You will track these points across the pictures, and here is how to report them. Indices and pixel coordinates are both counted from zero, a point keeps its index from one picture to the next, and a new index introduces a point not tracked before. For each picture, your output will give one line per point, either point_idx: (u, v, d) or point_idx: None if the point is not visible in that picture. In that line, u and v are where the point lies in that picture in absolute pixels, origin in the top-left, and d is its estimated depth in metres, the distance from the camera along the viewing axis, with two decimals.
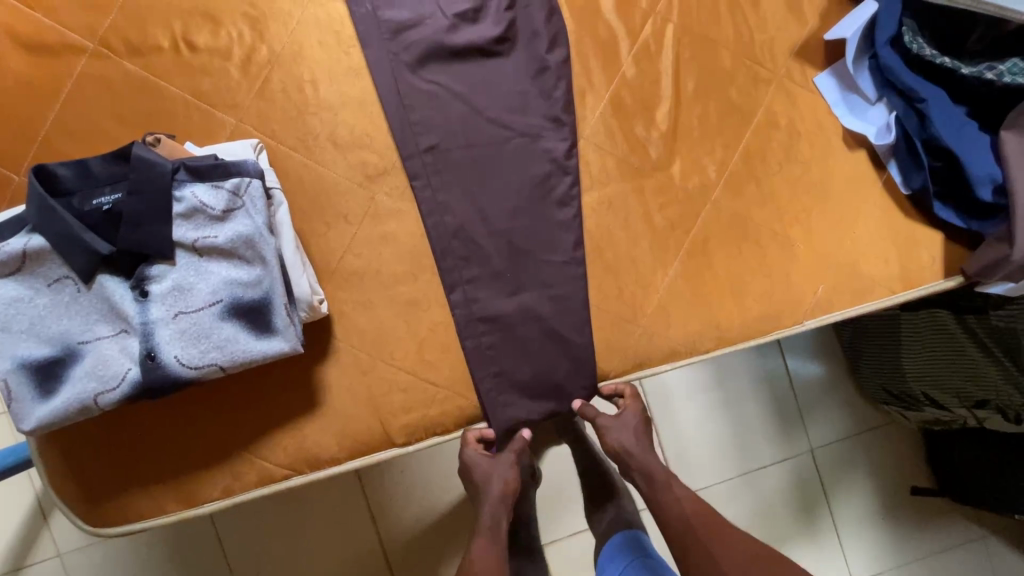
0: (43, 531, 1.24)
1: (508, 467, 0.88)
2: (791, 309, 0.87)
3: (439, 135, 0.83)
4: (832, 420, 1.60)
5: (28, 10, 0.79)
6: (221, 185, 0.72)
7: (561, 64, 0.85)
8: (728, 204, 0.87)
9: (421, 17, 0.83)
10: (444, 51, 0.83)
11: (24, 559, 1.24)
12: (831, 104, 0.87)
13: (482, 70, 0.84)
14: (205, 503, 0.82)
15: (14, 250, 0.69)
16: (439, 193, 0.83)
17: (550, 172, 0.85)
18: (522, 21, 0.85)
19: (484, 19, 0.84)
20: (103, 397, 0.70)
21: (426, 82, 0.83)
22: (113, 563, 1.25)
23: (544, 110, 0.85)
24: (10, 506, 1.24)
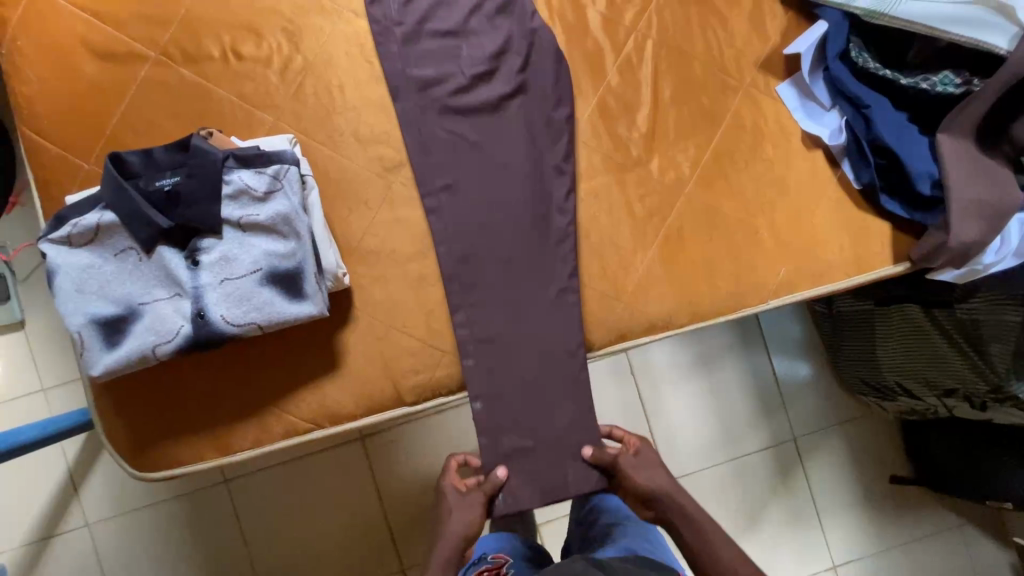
0: (76, 497, 1.36)
1: (470, 510, 0.94)
2: (756, 290, 0.99)
3: (453, 175, 0.96)
4: (813, 410, 1.70)
5: (99, 24, 0.93)
6: (264, 171, 0.85)
7: (563, 120, 0.97)
8: (700, 196, 0.99)
9: (436, 41, 0.97)
10: (456, 104, 0.96)
11: (60, 521, 1.35)
12: (791, 110, 0.99)
13: (493, 123, 0.97)
14: (241, 451, 0.94)
15: (89, 224, 0.82)
16: (449, 222, 0.95)
17: (550, 207, 0.97)
18: (529, 89, 0.98)
19: (499, 84, 0.97)
20: (160, 349, 0.82)
21: (441, 130, 0.96)
22: (143, 527, 1.37)
23: (541, 115, 0.97)
24: (48, 473, 1.35)
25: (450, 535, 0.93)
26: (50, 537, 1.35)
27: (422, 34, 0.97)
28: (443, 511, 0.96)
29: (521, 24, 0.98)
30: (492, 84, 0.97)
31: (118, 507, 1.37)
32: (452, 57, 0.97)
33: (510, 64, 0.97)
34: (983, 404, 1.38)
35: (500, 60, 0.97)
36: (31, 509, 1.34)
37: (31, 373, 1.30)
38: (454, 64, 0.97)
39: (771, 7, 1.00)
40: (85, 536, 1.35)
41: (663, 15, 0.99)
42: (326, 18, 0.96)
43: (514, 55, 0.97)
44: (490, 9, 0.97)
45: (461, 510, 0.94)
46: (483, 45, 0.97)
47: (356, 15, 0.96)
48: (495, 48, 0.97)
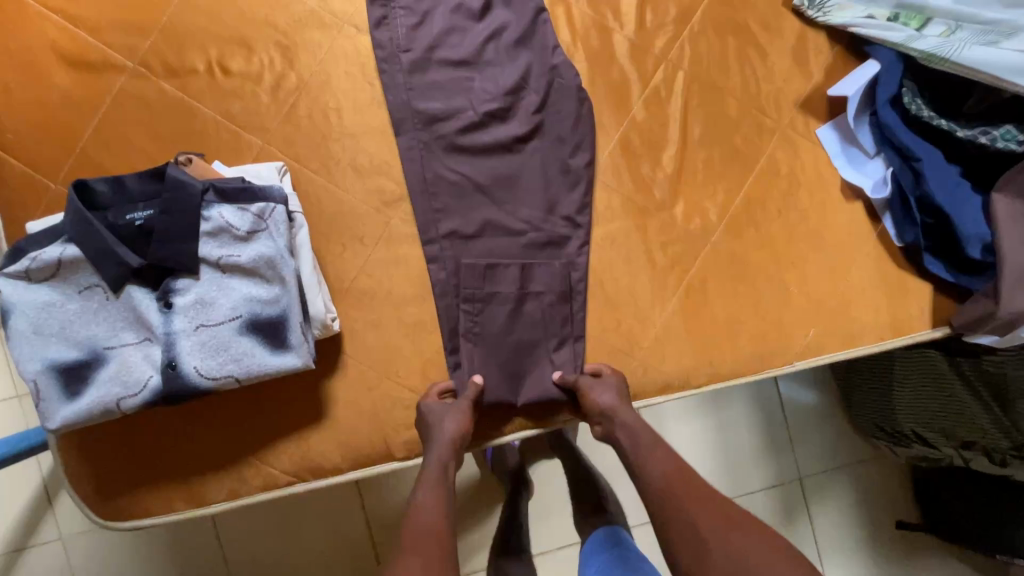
0: (50, 510, 1.21)
1: (462, 411, 0.81)
2: (783, 350, 0.90)
3: (455, 218, 0.87)
4: (825, 453, 1.50)
5: (73, 29, 0.84)
6: (247, 208, 0.76)
7: (580, 168, 0.89)
8: (727, 245, 0.90)
9: (446, 64, 0.88)
10: (461, 139, 0.87)
11: (30, 537, 1.20)
12: (832, 155, 0.91)
13: (505, 166, 0.88)
14: (215, 503, 0.85)
15: (50, 259, 0.73)
16: (449, 271, 0.87)
17: (560, 260, 0.88)
18: (542, 133, 0.89)
19: (513, 123, 0.88)
20: (126, 402, 0.74)
21: (446, 170, 0.87)
22: (116, 552, 1.21)
23: (558, 153, 0.88)
24: (21, 484, 1.20)
25: (445, 442, 0.79)
26: (18, 553, 1.20)
27: (432, 66, 0.88)
28: (428, 431, 0.81)
29: (541, 50, 0.89)
30: (505, 124, 0.88)
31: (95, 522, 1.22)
32: (464, 91, 0.87)
33: (526, 103, 0.88)
34: (1004, 460, 1.21)
35: (515, 98, 0.88)
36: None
37: (5, 377, 1.16)
38: (463, 98, 0.87)
39: (816, 40, 0.91)
40: (58, 554, 1.21)
41: (696, 45, 0.90)
42: (325, 33, 0.86)
43: (530, 92, 0.88)
44: (509, 43, 0.88)
45: (448, 420, 0.80)
46: (498, 80, 0.88)
47: (358, 31, 0.87)
48: (509, 82, 0.88)
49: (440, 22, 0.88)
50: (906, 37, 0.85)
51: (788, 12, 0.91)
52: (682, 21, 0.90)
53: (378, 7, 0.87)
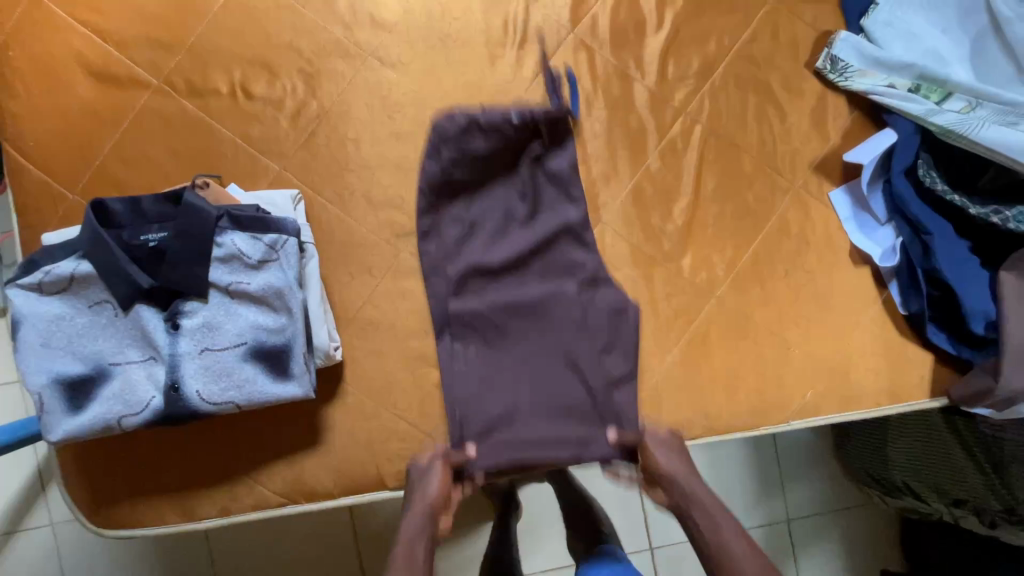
0: (43, 496, 1.22)
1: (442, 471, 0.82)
2: (780, 408, 0.90)
3: (476, 349, 0.89)
4: (821, 516, 1.44)
5: (101, 43, 0.85)
6: (260, 238, 0.77)
7: (609, 312, 0.90)
8: (731, 299, 0.91)
9: (484, 193, 0.91)
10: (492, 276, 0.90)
11: (20, 521, 1.22)
12: (843, 220, 0.91)
13: (531, 298, 0.89)
14: (207, 518, 0.86)
15: (63, 273, 0.74)
16: (463, 401, 0.87)
17: (584, 404, 0.88)
18: (570, 269, 0.90)
19: (543, 259, 0.90)
20: (127, 420, 0.75)
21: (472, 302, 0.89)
22: (104, 549, 1.22)
23: (582, 274, 0.90)
24: (18, 468, 1.22)
25: (417, 513, 0.78)
26: (7, 535, 1.21)
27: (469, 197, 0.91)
28: (411, 489, 0.82)
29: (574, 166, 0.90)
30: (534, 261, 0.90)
31: None
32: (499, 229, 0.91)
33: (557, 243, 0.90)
34: (992, 523, 1.16)
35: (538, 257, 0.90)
36: None
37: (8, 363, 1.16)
38: (495, 230, 0.90)
39: (836, 103, 0.91)
40: (47, 541, 1.22)
41: (716, 100, 0.91)
42: (349, 64, 0.87)
43: (561, 232, 0.90)
44: (545, 171, 0.90)
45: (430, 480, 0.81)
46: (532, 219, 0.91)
47: (382, 64, 0.87)
48: (540, 223, 0.90)
49: (477, 149, 0.89)
50: (925, 110, 0.85)
51: (811, 72, 0.91)
52: (704, 75, 0.91)
53: (403, 40, 0.88)
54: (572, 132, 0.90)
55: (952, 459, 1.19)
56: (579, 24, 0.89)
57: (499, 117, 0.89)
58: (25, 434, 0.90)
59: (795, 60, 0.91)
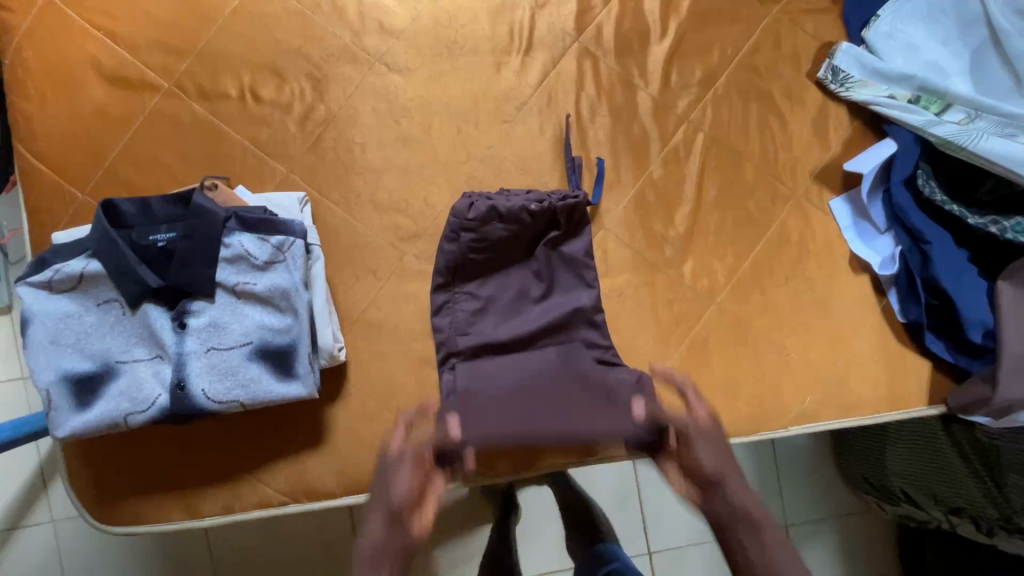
0: (45, 493, 1.23)
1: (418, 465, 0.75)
2: (778, 414, 0.91)
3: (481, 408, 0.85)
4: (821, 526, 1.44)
5: (114, 46, 0.86)
6: (268, 239, 0.78)
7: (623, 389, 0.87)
8: (731, 305, 0.92)
9: (498, 270, 0.90)
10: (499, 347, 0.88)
11: (22, 517, 1.22)
12: (843, 228, 0.92)
13: (542, 376, 0.87)
14: (209, 516, 0.87)
15: (72, 272, 0.76)
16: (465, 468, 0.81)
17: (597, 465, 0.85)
18: (583, 352, 0.89)
19: (554, 335, 0.89)
20: (133, 417, 0.76)
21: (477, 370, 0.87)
22: (105, 546, 1.23)
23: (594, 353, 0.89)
24: (20, 465, 1.22)
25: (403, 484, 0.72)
26: (10, 532, 1.22)
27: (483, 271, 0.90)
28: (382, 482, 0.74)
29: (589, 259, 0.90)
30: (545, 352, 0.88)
31: None
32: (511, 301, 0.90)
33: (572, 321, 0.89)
34: (990, 530, 1.16)
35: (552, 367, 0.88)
36: None
37: (14, 360, 1.16)
38: (508, 306, 0.90)
39: (837, 113, 0.93)
40: (49, 537, 1.23)
41: (719, 108, 0.92)
42: (356, 69, 0.88)
43: (575, 322, 0.89)
44: (560, 255, 0.90)
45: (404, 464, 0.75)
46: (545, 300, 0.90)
47: (389, 69, 0.89)
48: (554, 302, 0.90)
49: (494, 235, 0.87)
50: (925, 121, 0.86)
51: (812, 83, 0.93)
52: (707, 84, 0.92)
53: (411, 46, 0.89)
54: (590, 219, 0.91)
55: (950, 467, 1.19)
56: (584, 32, 0.91)
57: (518, 206, 0.86)
58: (27, 431, 0.89)
59: (797, 70, 0.93)
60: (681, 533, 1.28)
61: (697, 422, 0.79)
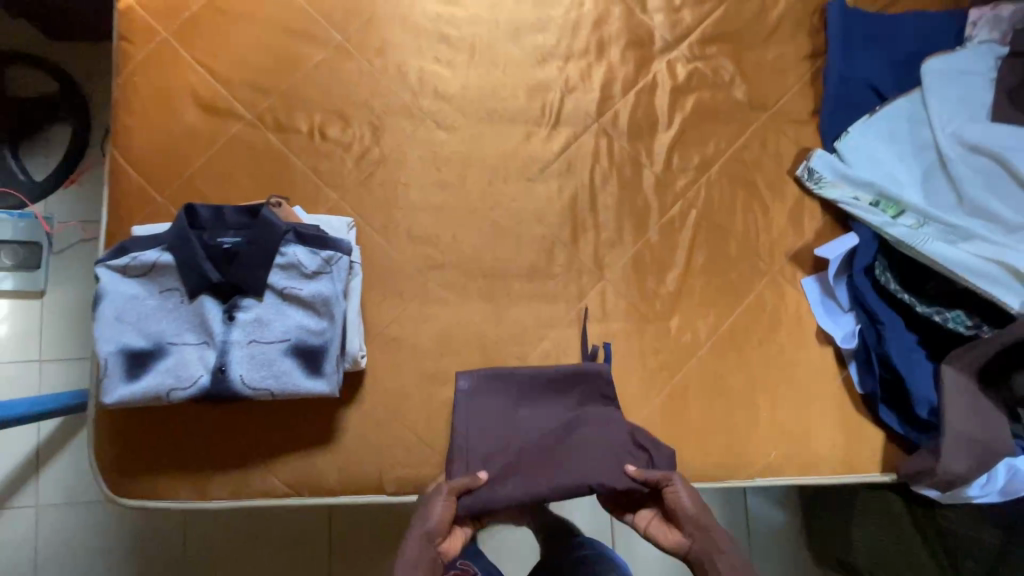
0: (35, 474, 1.43)
1: (448, 496, 0.87)
2: (745, 464, 1.01)
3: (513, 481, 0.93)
4: None
5: (209, 79, 1.03)
6: (319, 252, 0.91)
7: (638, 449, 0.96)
8: (710, 361, 1.04)
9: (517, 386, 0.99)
10: (524, 470, 0.95)
11: (10, 498, 1.40)
12: (811, 303, 1.05)
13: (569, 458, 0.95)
14: (217, 498, 0.95)
15: (147, 260, 0.88)
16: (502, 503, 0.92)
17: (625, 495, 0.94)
18: (600, 439, 0.97)
19: (587, 447, 0.96)
20: (174, 393, 0.86)
21: (502, 495, 0.92)
22: (80, 526, 1.42)
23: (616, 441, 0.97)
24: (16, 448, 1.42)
25: (439, 510, 0.85)
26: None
27: (507, 424, 0.98)
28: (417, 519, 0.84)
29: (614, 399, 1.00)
30: (580, 484, 0.93)
31: (71, 496, 1.42)
32: (529, 429, 0.98)
33: (605, 452, 0.95)
34: None
35: (595, 491, 0.94)
36: None
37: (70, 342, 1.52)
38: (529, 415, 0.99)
39: (811, 207, 1.08)
40: (29, 520, 1.40)
41: (711, 191, 1.08)
42: (409, 122, 1.05)
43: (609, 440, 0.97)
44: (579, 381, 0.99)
45: (439, 505, 0.85)
46: (577, 464, 0.94)
47: (437, 126, 1.05)
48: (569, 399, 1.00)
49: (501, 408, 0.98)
50: (883, 221, 1.02)
51: (791, 179, 1.09)
52: (703, 169, 1.08)
53: (457, 108, 1.06)
54: (591, 270, 1.04)
55: (910, 545, 1.25)
56: (604, 115, 1.08)
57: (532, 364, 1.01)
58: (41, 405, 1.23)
59: (779, 167, 1.09)
60: (652, 561, 1.38)
61: (685, 500, 0.85)
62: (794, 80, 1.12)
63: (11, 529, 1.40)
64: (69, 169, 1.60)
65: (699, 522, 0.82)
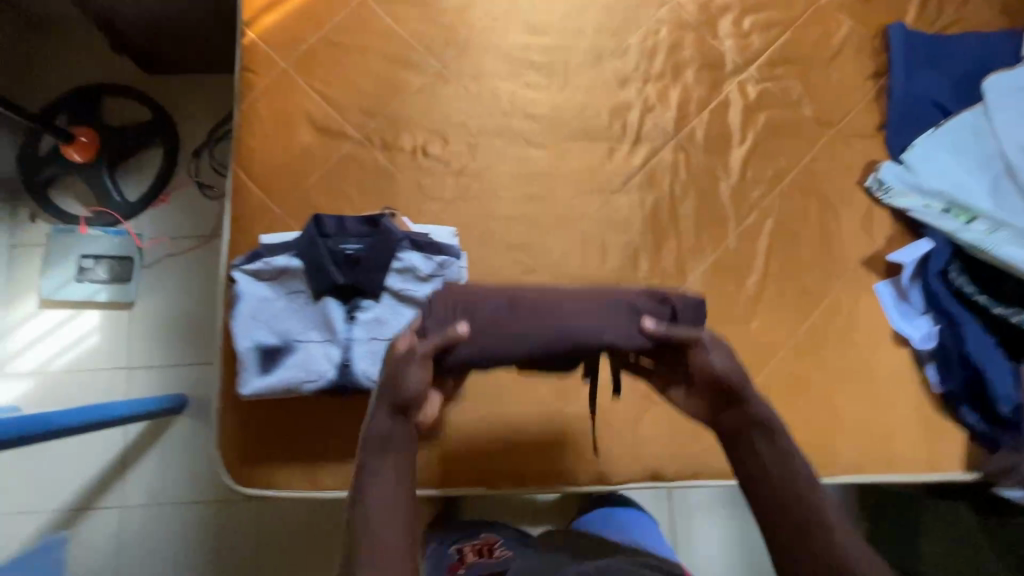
0: (121, 476, 1.54)
1: (422, 358, 0.73)
2: (828, 461, 1.05)
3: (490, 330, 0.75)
4: None
5: (323, 104, 1.14)
6: (432, 258, 0.99)
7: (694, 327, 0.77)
8: (789, 361, 1.09)
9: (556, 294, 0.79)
10: (512, 326, 0.75)
11: (99, 498, 1.52)
12: (885, 307, 1.10)
13: (535, 331, 0.75)
14: (328, 488, 1.01)
15: (278, 265, 0.97)
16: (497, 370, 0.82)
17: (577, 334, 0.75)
18: (592, 312, 0.75)
19: (600, 309, 0.76)
20: (304, 386, 0.94)
21: (492, 349, 0.74)
22: (164, 524, 1.52)
23: (631, 306, 0.76)
24: (105, 450, 1.55)
25: (416, 373, 0.73)
26: (85, 511, 1.52)
27: (516, 291, 0.78)
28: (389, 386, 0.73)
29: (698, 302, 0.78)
30: (570, 341, 0.74)
31: (156, 497, 1.53)
32: (541, 294, 0.78)
33: (585, 299, 0.77)
34: None
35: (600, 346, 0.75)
36: (80, 477, 1.53)
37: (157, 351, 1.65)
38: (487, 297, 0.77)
39: (881, 215, 1.14)
40: (114, 520, 1.51)
41: (784, 200, 1.14)
42: (502, 140, 1.14)
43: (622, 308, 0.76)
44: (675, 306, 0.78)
45: (415, 368, 0.73)
46: (562, 322, 0.75)
47: (528, 143, 1.14)
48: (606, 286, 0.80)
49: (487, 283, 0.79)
50: (956, 227, 1.07)
51: (860, 189, 1.15)
52: (775, 180, 1.15)
53: (546, 127, 1.15)
54: (673, 275, 1.11)
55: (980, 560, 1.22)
56: (681, 131, 1.16)
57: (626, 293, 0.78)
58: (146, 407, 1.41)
59: (849, 178, 1.16)
60: (711, 557, 1.44)
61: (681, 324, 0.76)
62: (859, 97, 1.19)
63: (104, 526, 1.51)
64: (159, 190, 1.72)
65: (733, 387, 0.74)
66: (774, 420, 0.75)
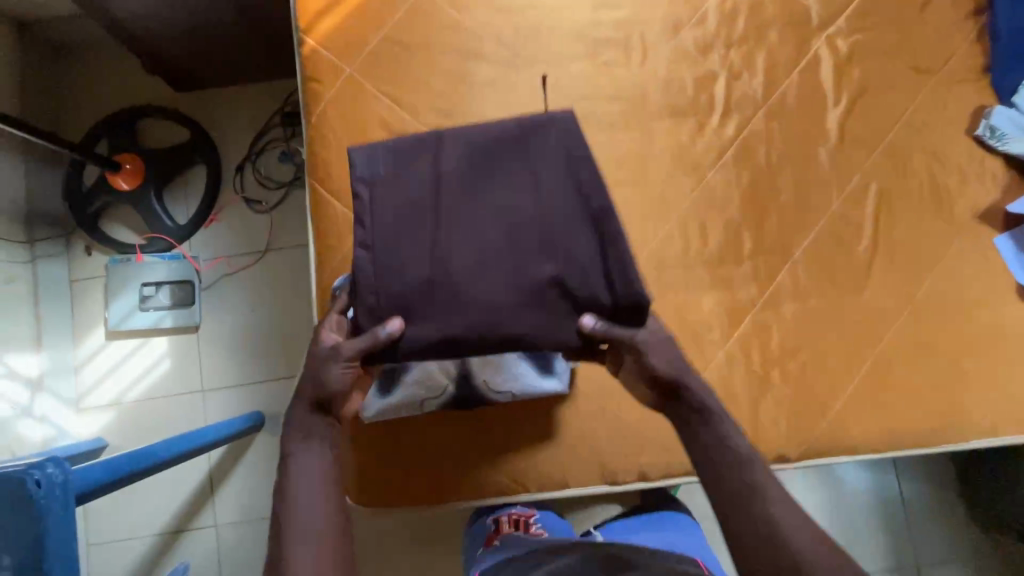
0: (210, 498, 1.55)
1: (351, 348, 0.71)
2: (959, 427, 1.02)
3: (413, 291, 0.71)
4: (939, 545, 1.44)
5: (396, 108, 1.09)
6: None
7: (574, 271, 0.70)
8: (909, 327, 1.04)
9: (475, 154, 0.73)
10: (441, 284, 0.70)
11: (192, 520, 1.54)
12: (1007, 262, 1.05)
13: (468, 275, 0.70)
14: (452, 498, 1.00)
15: None
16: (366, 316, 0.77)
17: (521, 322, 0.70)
18: (531, 272, 0.70)
19: (540, 272, 0.70)
20: (427, 401, 0.94)
21: (422, 332, 0.71)
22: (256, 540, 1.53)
23: (547, 268, 0.70)
24: (191, 474, 1.56)
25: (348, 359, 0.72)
26: (181, 533, 1.54)
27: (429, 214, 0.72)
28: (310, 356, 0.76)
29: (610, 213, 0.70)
30: (473, 320, 0.70)
31: (248, 515, 1.55)
32: (469, 224, 0.71)
33: (537, 252, 0.70)
34: None
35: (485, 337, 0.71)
36: (172, 501, 1.55)
37: (227, 374, 1.61)
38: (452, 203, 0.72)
39: (993, 165, 1.08)
40: (210, 539, 1.53)
41: (888, 159, 1.08)
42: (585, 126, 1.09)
43: (552, 251, 0.70)
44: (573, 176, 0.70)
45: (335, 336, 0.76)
46: (481, 286, 0.70)
47: (612, 126, 1.09)
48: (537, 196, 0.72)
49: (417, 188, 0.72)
50: None
51: (969, 139, 1.09)
52: (877, 139, 1.09)
53: (629, 107, 1.09)
54: (778, 250, 1.06)
55: None
56: (771, 97, 1.10)
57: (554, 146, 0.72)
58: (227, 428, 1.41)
59: (955, 129, 1.09)
60: None
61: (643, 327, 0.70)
62: (960, 39, 1.11)
63: (201, 548, 1.53)
64: (207, 212, 1.64)
65: (676, 381, 0.71)
66: (703, 403, 0.71)
